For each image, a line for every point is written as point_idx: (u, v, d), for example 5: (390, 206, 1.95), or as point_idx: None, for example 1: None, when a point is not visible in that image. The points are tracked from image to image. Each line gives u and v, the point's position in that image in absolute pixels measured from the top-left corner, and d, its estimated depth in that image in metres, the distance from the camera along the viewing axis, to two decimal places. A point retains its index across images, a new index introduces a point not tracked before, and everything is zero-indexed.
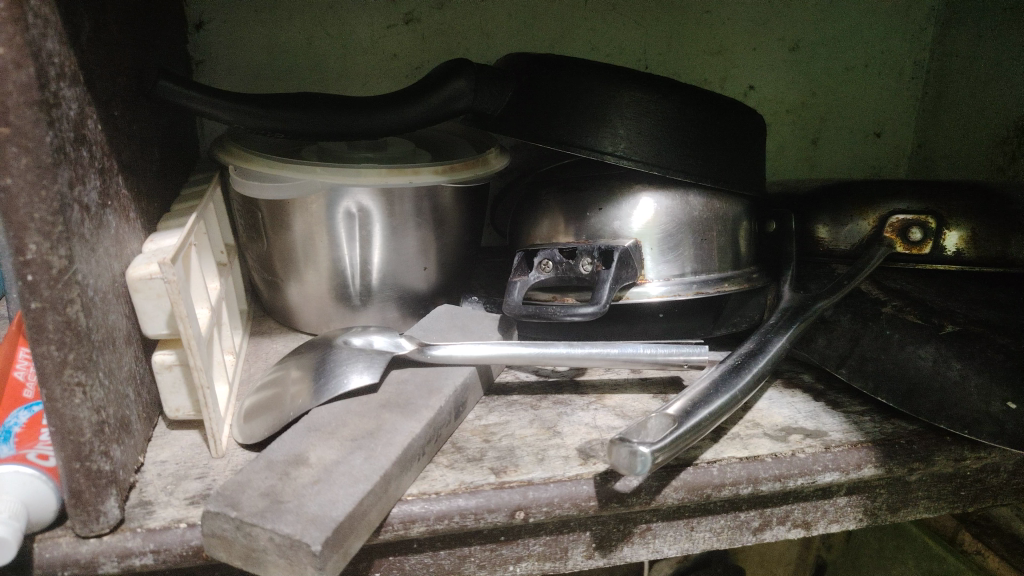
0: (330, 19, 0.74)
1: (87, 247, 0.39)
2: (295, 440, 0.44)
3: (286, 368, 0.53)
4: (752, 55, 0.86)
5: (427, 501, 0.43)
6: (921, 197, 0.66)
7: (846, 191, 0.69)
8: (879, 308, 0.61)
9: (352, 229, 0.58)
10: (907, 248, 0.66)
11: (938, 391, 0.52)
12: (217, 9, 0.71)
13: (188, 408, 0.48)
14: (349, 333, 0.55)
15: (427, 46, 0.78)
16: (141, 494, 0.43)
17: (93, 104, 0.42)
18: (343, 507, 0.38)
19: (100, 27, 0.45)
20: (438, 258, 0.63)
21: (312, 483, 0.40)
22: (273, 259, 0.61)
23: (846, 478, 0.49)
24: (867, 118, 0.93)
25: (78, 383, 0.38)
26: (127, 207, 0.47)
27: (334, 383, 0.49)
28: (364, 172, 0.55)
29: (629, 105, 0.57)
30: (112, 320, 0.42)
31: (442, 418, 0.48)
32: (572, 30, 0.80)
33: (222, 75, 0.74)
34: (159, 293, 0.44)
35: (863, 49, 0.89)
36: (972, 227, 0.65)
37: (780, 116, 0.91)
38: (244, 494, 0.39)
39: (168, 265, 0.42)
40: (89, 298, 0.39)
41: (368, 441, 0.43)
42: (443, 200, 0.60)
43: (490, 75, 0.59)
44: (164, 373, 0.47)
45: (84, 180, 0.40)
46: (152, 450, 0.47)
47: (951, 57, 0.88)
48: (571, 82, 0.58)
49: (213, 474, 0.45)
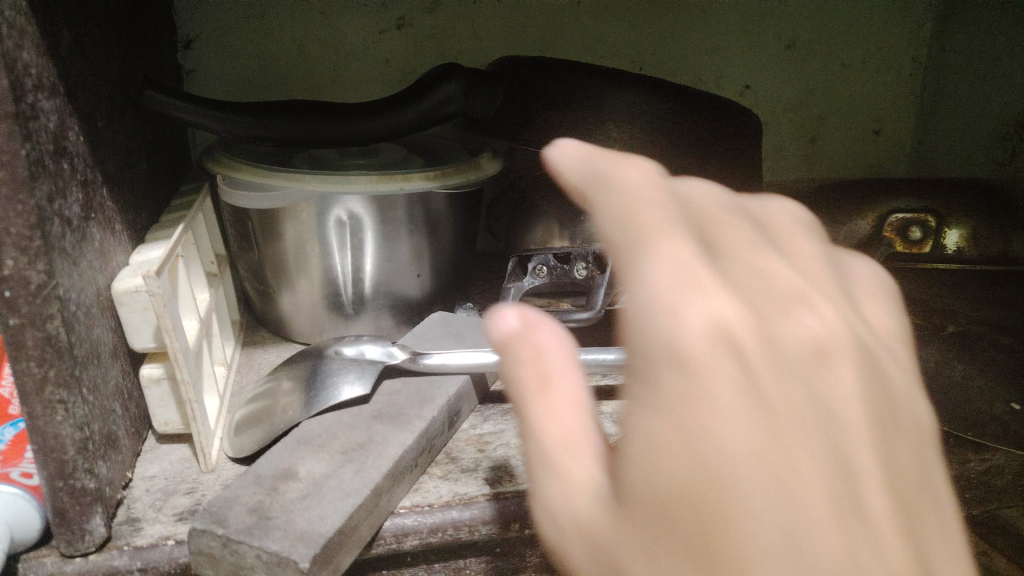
0: (321, 26, 0.73)
1: (69, 260, 0.38)
2: (284, 454, 0.43)
3: (276, 378, 0.52)
4: (748, 53, 0.85)
5: (420, 514, 0.43)
6: (919, 196, 0.64)
7: (843, 193, 0.67)
8: None
9: (343, 237, 0.57)
10: (907, 248, 0.65)
11: (942, 392, 0.51)
12: (208, 18, 0.70)
13: (177, 422, 0.48)
14: (339, 343, 0.54)
15: (419, 50, 0.77)
16: (129, 511, 0.43)
17: (75, 115, 0.41)
18: (331, 523, 0.37)
19: (81, 39, 0.44)
20: (432, 264, 0.63)
21: (300, 497, 0.39)
22: (264, 269, 0.60)
23: None
24: (866, 114, 0.92)
25: (59, 401, 0.37)
26: (112, 219, 0.46)
27: (326, 395, 0.48)
28: (353, 179, 0.55)
29: (621, 107, 0.56)
30: (97, 335, 0.42)
31: (434, 428, 0.47)
32: (566, 32, 0.79)
33: (212, 84, 0.73)
34: (145, 305, 0.43)
35: (861, 45, 0.87)
36: (972, 225, 0.64)
37: (777, 115, 0.90)
38: (230, 511, 0.38)
39: (152, 278, 0.41)
40: (71, 313, 0.38)
41: (359, 454, 0.43)
42: (435, 207, 0.59)
43: (479, 78, 0.58)
44: (152, 387, 0.46)
45: (65, 194, 0.39)
46: (140, 465, 0.47)
47: (950, 53, 0.87)
48: (562, 85, 0.57)
49: (202, 488, 0.45)
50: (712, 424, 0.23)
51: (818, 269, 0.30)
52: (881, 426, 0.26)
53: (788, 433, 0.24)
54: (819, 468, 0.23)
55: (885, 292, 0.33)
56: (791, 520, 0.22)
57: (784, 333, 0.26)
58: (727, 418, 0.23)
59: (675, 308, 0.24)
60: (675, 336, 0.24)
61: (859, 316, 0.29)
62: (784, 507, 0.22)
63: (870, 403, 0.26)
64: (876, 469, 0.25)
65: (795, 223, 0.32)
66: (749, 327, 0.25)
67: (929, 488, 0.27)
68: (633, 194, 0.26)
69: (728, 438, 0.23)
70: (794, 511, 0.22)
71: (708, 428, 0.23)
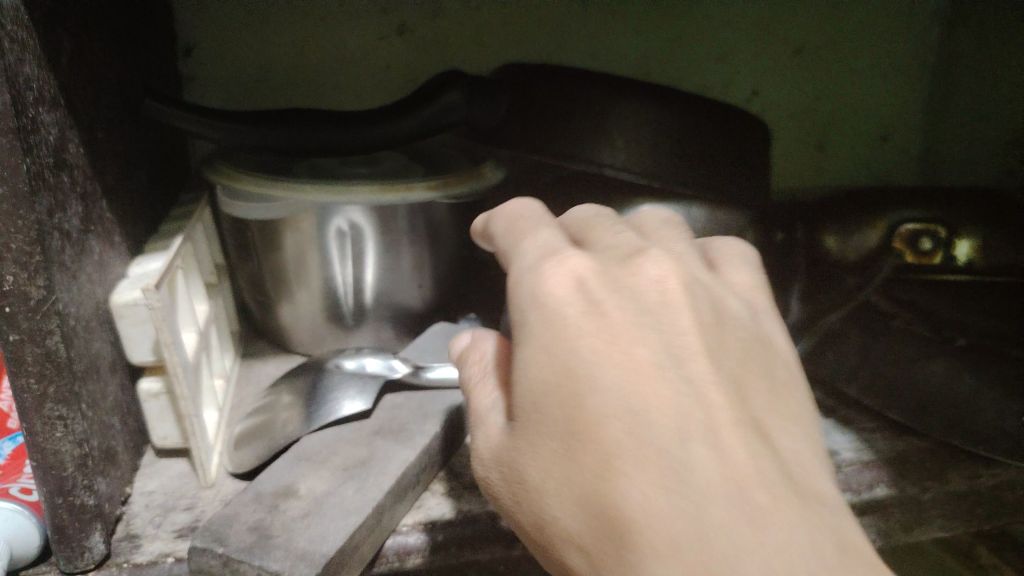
0: (322, 32, 0.73)
1: (69, 274, 0.38)
2: (284, 470, 0.42)
3: (276, 392, 0.51)
4: (755, 59, 0.84)
5: (423, 532, 0.42)
6: (929, 205, 0.63)
7: (851, 203, 0.66)
8: (888, 322, 0.60)
9: (345, 247, 0.57)
10: (917, 259, 0.64)
11: (954, 407, 0.50)
12: (207, 24, 0.70)
13: (175, 436, 0.47)
14: (341, 356, 0.53)
15: (422, 56, 0.76)
16: (128, 527, 0.42)
17: (75, 126, 0.41)
18: (333, 541, 0.36)
19: (81, 48, 0.43)
20: (434, 275, 0.62)
21: (302, 515, 0.38)
22: (265, 279, 0.60)
23: (858, 499, 0.48)
24: (872, 120, 0.91)
25: (59, 417, 0.37)
26: (111, 231, 0.46)
27: (326, 410, 0.48)
28: (355, 190, 0.53)
29: (627, 116, 0.56)
30: (95, 349, 0.41)
31: (436, 444, 0.46)
32: (569, 38, 0.78)
33: (213, 91, 0.73)
34: (143, 319, 0.42)
35: (869, 51, 0.86)
36: (982, 236, 0.63)
37: (782, 121, 0.89)
38: (230, 529, 0.37)
39: (152, 291, 0.41)
40: (70, 327, 0.37)
41: (360, 471, 0.42)
42: (438, 216, 0.59)
43: (482, 87, 0.57)
44: (150, 402, 0.45)
45: (65, 206, 0.38)
46: (140, 480, 0.46)
47: (958, 59, 0.86)
48: (566, 95, 0.57)
49: (201, 505, 0.44)
50: (570, 338, 0.31)
51: (677, 239, 0.38)
52: (718, 340, 0.33)
53: (633, 337, 0.31)
54: (660, 360, 0.31)
55: (745, 264, 0.39)
56: (639, 392, 0.29)
57: (633, 277, 0.34)
58: (578, 337, 0.31)
59: (539, 272, 0.34)
60: (537, 286, 0.33)
61: (711, 276, 0.36)
62: (634, 385, 0.29)
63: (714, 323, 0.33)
64: (721, 367, 0.32)
65: (666, 222, 0.40)
66: (602, 270, 0.34)
67: (779, 386, 0.33)
68: (522, 219, 0.38)
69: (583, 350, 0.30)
70: (643, 388, 0.29)
71: (567, 341, 0.31)
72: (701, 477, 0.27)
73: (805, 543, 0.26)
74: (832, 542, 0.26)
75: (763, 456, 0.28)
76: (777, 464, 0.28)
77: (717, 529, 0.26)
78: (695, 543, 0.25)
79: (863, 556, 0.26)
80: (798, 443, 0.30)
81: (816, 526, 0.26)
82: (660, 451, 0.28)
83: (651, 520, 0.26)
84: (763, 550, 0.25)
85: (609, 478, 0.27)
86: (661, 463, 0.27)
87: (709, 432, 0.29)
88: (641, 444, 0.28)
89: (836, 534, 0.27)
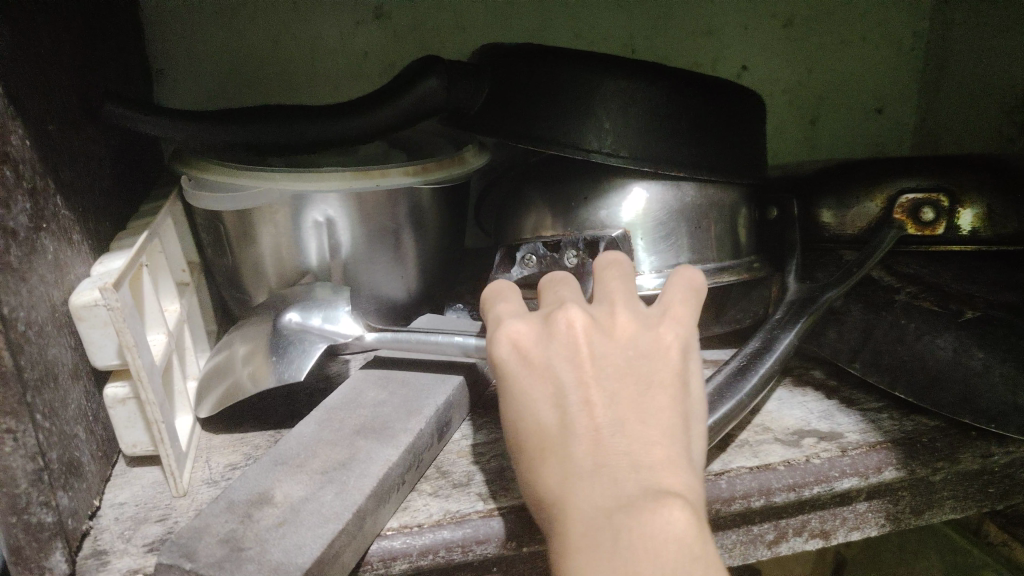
0: (294, 18, 0.70)
1: (16, 276, 0.35)
2: (260, 476, 0.40)
3: (229, 346, 0.52)
4: (744, 33, 0.82)
5: (408, 536, 0.40)
6: (930, 174, 0.62)
7: (851, 173, 0.65)
8: (893, 295, 0.57)
9: (322, 241, 0.54)
10: (919, 230, 0.62)
11: (962, 383, 0.48)
12: (174, 12, 0.67)
13: (146, 443, 0.44)
14: (289, 309, 0.52)
15: (399, 41, 0.73)
16: (95, 543, 0.39)
17: (19, 118, 0.38)
18: (309, 552, 0.34)
19: (26, 35, 0.41)
20: (418, 266, 0.60)
21: (276, 525, 0.36)
22: (241, 277, 0.56)
23: (866, 483, 0.46)
24: (868, 94, 0.89)
25: (7, 430, 0.35)
26: (68, 229, 0.43)
27: (286, 359, 0.49)
28: (323, 177, 0.51)
29: (614, 94, 0.52)
30: (52, 355, 0.39)
31: (422, 442, 0.44)
32: (553, 16, 0.76)
33: (184, 83, 0.70)
34: (105, 322, 0.39)
35: (859, 20, 0.84)
36: (987, 204, 0.60)
37: (774, 96, 0.86)
38: (200, 543, 0.35)
39: (110, 292, 0.38)
40: (19, 333, 0.35)
41: (340, 474, 0.40)
42: (419, 204, 0.57)
43: (460, 70, 0.55)
44: (117, 408, 0.43)
45: (9, 204, 0.36)
46: (110, 491, 0.43)
47: (953, 25, 0.84)
48: (546, 74, 0.53)
49: (175, 515, 0.41)
50: (509, 383, 0.36)
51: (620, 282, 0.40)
52: (616, 358, 0.35)
53: (549, 368, 0.35)
54: (559, 374, 0.35)
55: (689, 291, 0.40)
56: (541, 410, 0.34)
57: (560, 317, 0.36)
58: (512, 380, 0.36)
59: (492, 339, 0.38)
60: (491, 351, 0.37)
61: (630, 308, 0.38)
62: (538, 404, 0.34)
63: (616, 344, 0.36)
64: (609, 374, 0.34)
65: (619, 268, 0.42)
66: (536, 326, 0.37)
67: (658, 371, 0.35)
68: (497, 301, 0.41)
69: (516, 390, 0.35)
70: (544, 403, 0.34)
71: (500, 378, 0.36)
72: (569, 459, 0.33)
73: (622, 486, 0.31)
74: (648, 484, 0.31)
75: (617, 431, 0.33)
76: (628, 437, 0.32)
77: (573, 487, 0.32)
78: (561, 502, 0.32)
79: (666, 487, 0.31)
80: (659, 410, 0.34)
81: (636, 474, 0.31)
82: (550, 444, 0.34)
83: (544, 495, 0.33)
84: (594, 496, 0.31)
85: (526, 467, 0.35)
86: (551, 452, 0.33)
87: (583, 420, 0.33)
88: (538, 446, 0.34)
89: (653, 472, 0.31)
